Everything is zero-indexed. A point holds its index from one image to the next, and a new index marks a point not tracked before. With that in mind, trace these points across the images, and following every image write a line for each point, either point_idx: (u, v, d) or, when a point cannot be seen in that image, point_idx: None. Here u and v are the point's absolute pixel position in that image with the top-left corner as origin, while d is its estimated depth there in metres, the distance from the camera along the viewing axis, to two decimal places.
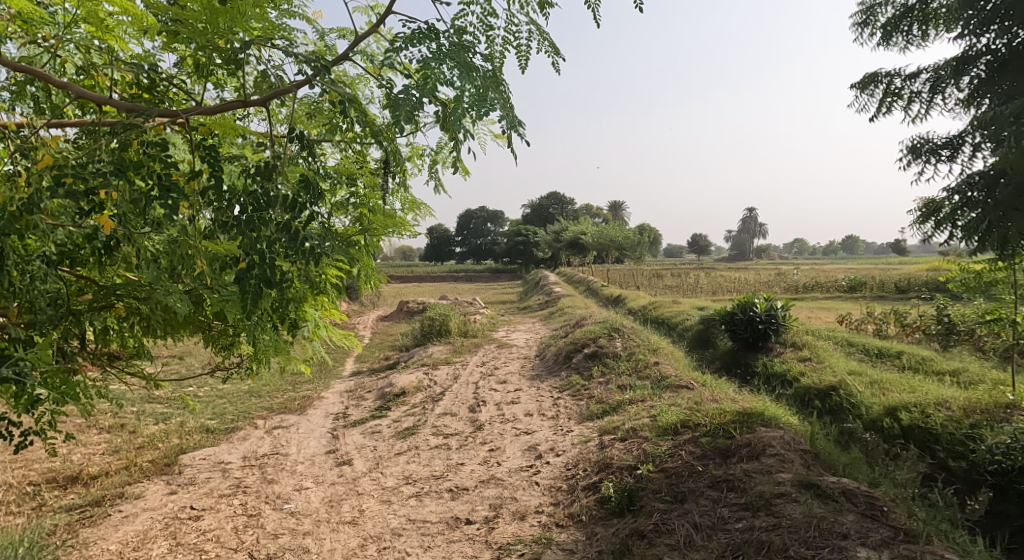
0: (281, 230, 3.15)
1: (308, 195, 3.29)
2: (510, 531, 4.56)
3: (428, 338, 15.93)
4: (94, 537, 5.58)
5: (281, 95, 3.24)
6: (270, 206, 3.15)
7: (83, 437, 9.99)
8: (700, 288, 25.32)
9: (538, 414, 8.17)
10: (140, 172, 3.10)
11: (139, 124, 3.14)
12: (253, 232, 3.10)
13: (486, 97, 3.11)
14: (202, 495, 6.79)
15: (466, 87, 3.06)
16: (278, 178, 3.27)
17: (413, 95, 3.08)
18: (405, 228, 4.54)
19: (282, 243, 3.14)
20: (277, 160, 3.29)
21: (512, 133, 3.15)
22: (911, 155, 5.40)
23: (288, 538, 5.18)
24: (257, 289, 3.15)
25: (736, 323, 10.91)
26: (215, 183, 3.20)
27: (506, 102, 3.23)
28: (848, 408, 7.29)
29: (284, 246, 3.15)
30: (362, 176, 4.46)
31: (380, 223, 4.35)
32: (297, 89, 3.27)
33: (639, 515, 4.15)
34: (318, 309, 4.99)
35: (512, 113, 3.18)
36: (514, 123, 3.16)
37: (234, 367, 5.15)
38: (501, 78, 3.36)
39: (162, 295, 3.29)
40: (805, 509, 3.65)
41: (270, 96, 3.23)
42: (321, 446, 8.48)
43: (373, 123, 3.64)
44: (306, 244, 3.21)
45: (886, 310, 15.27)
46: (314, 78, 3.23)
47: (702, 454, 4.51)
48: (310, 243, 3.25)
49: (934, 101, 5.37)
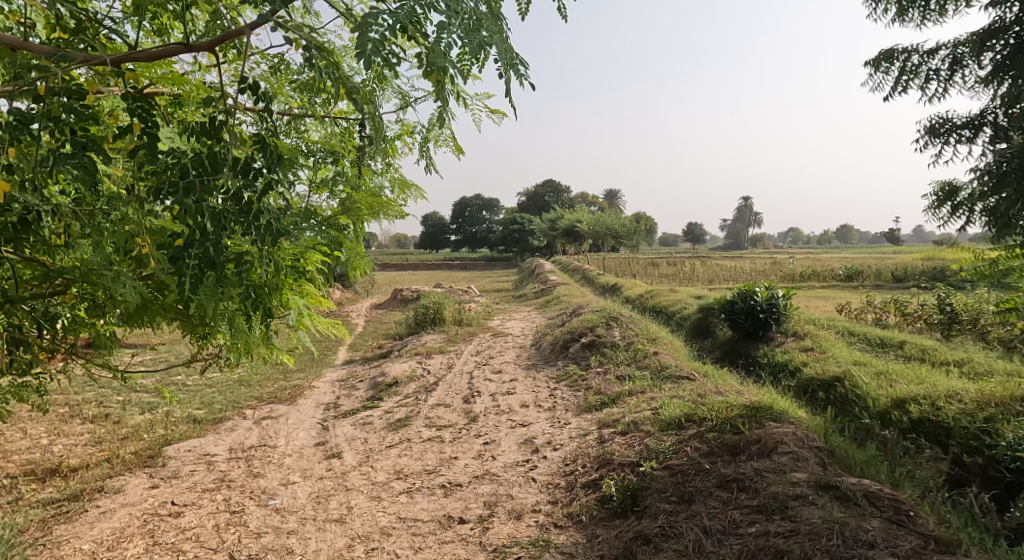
0: (230, 200, 2.91)
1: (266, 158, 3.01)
2: (505, 532, 4.32)
3: (422, 326, 15.70)
4: (67, 535, 5.32)
5: (232, 37, 2.97)
6: (217, 171, 2.86)
7: (66, 427, 9.72)
8: (695, 277, 25.12)
9: (534, 406, 7.91)
10: (54, 128, 2.79)
11: (50, 69, 2.79)
12: (195, 200, 2.82)
13: (479, 28, 2.83)
14: (185, 490, 6.53)
15: (451, 16, 2.81)
16: (227, 137, 2.97)
17: (388, 20, 2.81)
18: (393, 210, 4.30)
19: (232, 216, 2.90)
20: (224, 117, 2.98)
21: (509, 73, 2.88)
22: (928, 136, 5.14)
23: (271, 537, 4.92)
24: (197, 270, 2.88)
25: (737, 312, 10.68)
26: (147, 142, 2.88)
27: (502, 38, 2.95)
28: (853, 400, 7.06)
29: (232, 217, 2.90)
30: (347, 153, 4.26)
31: (367, 205, 4.13)
32: (252, 31, 2.99)
33: (644, 517, 3.91)
34: (302, 298, 4.71)
35: (510, 50, 2.90)
36: (511, 62, 2.88)
37: (210, 359, 4.89)
38: (497, 14, 3.10)
39: (112, 280, 3.09)
40: (825, 513, 3.42)
41: (216, 39, 2.95)
42: (310, 438, 8.23)
43: (347, 76, 3.36)
44: (261, 217, 2.96)
45: (886, 299, 15.08)
46: (271, 15, 2.93)
47: (709, 450, 4.27)
48: (267, 216, 2.98)
49: (954, 79, 5.10)
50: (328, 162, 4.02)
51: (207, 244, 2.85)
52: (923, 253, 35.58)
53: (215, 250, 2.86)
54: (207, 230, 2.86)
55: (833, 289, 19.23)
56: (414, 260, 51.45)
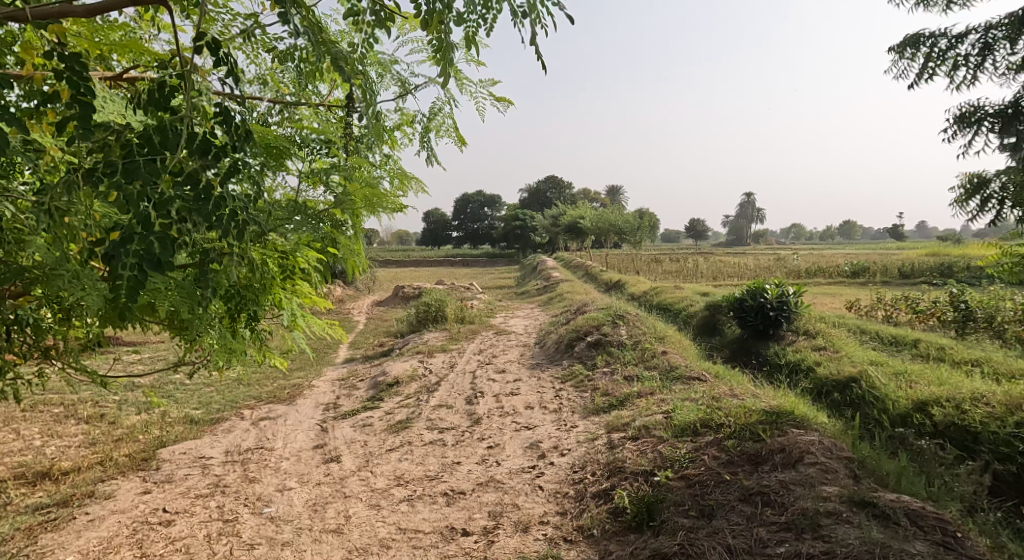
0: (186, 185, 2.67)
1: (231, 136, 2.80)
2: (511, 546, 4.07)
3: (423, 324, 15.46)
4: (52, 545, 5.08)
5: None
6: (169, 148, 2.67)
7: (59, 428, 9.48)
8: (700, 273, 24.85)
9: (539, 407, 7.67)
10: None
11: None
12: (135, 185, 2.60)
13: None
14: (178, 495, 6.29)
15: None
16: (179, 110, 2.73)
17: None
18: (390, 204, 4.05)
19: (184, 202, 2.66)
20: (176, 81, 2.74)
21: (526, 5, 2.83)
22: (957, 125, 4.88)
23: (264, 550, 4.68)
24: (139, 275, 2.60)
25: (746, 310, 10.42)
26: (80, 111, 2.63)
27: None
28: (871, 402, 6.81)
29: (187, 205, 2.68)
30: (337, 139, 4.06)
31: (363, 198, 3.88)
32: None
33: (661, 533, 3.66)
34: (296, 297, 4.46)
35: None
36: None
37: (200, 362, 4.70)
38: None
39: (68, 280, 2.93)
40: (861, 533, 3.17)
41: None
42: (309, 440, 7.98)
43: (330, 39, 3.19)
44: (219, 207, 2.74)
45: (896, 296, 14.81)
46: None
47: (728, 460, 4.03)
48: (224, 206, 2.77)
49: (983, 65, 4.84)
50: (314, 152, 3.82)
51: (149, 240, 2.61)
52: (928, 249, 35.28)
53: (159, 248, 2.61)
54: (153, 220, 2.63)
55: (840, 286, 18.96)
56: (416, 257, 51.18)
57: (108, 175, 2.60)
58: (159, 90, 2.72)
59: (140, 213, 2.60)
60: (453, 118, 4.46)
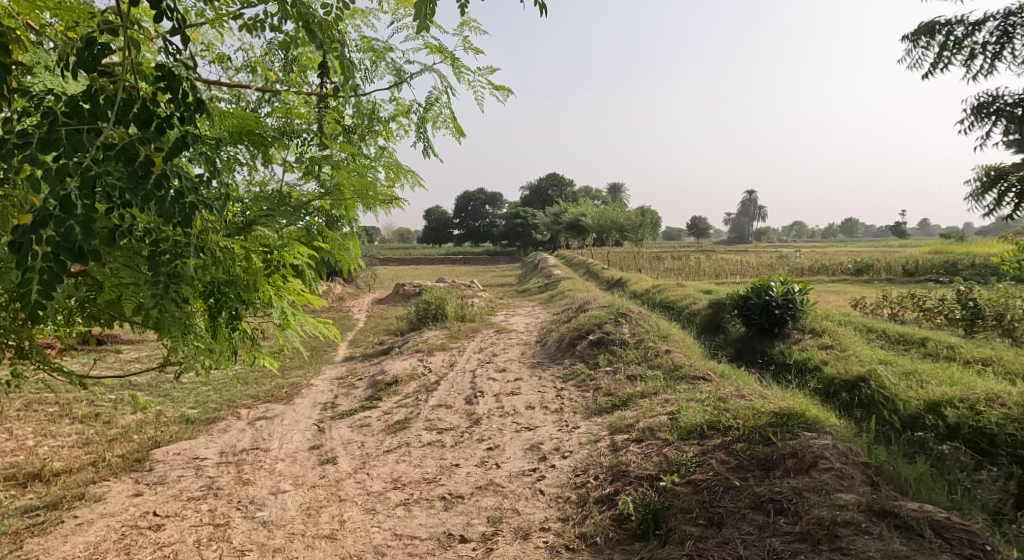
0: (120, 162, 2.52)
1: (178, 108, 2.69)
2: (511, 554, 3.91)
3: (423, 322, 15.29)
4: (37, 551, 4.92)
5: None
6: (102, 119, 2.52)
7: (53, 428, 9.32)
8: (702, 271, 24.66)
9: (540, 407, 7.50)
10: None
11: None
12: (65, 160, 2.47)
13: None
14: (170, 498, 6.13)
15: None
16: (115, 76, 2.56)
17: None
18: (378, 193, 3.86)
19: (117, 178, 2.52)
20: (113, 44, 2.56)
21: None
22: (974, 116, 4.71)
23: (255, 556, 4.52)
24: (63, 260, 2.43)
25: (751, 308, 10.24)
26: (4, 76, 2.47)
27: None
28: (881, 402, 6.64)
29: (119, 184, 2.52)
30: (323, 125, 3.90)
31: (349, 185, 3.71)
32: None
33: (668, 542, 3.50)
34: (288, 294, 4.27)
35: None
36: None
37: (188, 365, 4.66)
38: None
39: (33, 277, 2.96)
40: (883, 546, 3.01)
41: None
42: (305, 441, 7.82)
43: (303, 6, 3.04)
44: (157, 185, 2.57)
45: (902, 294, 14.62)
46: None
47: (737, 465, 3.86)
48: (165, 185, 2.60)
49: (1002, 53, 4.67)
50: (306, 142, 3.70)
51: (67, 225, 2.44)
52: (932, 247, 35.08)
53: (79, 235, 2.45)
54: (80, 202, 2.48)
55: (843, 284, 18.80)
56: (417, 255, 50.98)
57: (22, 147, 2.46)
58: (87, 50, 2.55)
59: (57, 194, 2.45)
60: (451, 108, 4.29)
